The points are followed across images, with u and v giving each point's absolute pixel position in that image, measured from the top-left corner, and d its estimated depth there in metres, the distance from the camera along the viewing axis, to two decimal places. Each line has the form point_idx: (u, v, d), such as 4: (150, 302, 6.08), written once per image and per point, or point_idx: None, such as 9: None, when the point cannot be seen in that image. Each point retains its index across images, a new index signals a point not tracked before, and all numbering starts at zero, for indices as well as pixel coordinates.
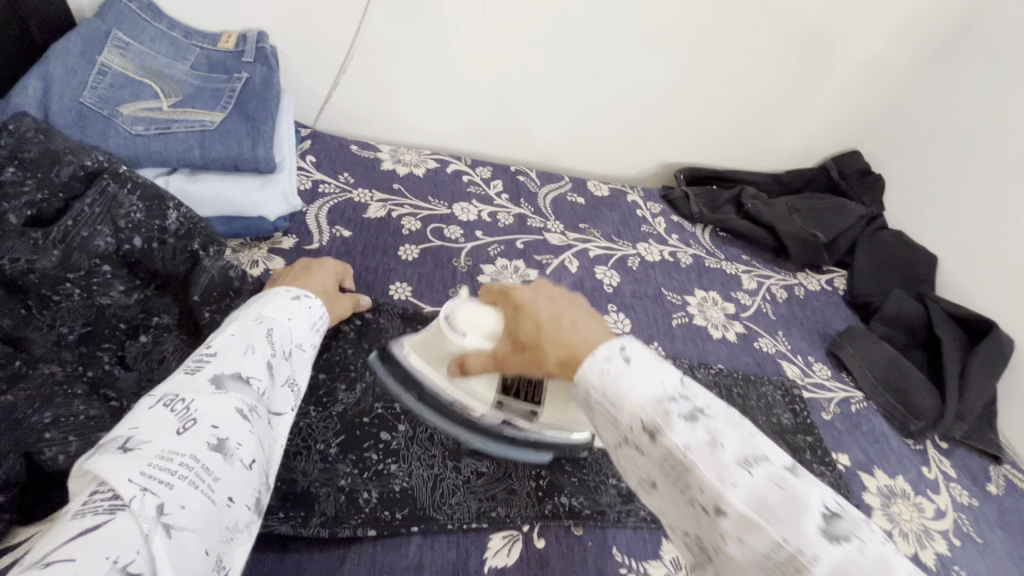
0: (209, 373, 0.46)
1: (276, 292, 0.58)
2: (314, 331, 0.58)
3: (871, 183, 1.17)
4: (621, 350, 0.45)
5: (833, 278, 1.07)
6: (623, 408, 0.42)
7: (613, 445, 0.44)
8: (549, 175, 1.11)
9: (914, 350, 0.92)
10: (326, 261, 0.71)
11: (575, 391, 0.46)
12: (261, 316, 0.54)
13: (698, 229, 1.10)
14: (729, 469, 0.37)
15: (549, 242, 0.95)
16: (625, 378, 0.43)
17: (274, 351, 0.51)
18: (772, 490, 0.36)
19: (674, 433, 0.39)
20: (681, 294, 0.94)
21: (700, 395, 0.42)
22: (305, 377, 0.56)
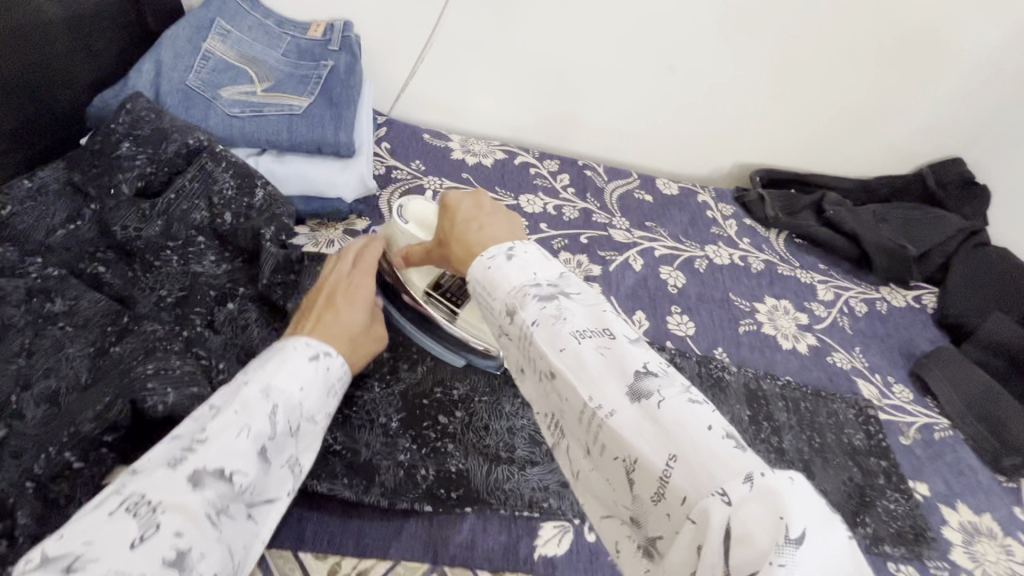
0: (189, 467, 0.41)
1: (295, 346, 0.52)
2: (330, 397, 0.53)
3: (973, 193, 1.07)
4: (535, 275, 0.45)
5: (923, 295, 0.99)
6: (497, 298, 0.45)
7: (523, 378, 0.46)
8: (617, 171, 1.09)
9: (1014, 380, 0.83)
10: (356, 281, 0.62)
11: (503, 339, 0.47)
12: (269, 386, 0.48)
13: (772, 234, 1.04)
14: (608, 394, 0.38)
15: (613, 238, 0.93)
16: (531, 303, 0.43)
17: (273, 432, 0.46)
18: (669, 423, 0.35)
19: (558, 355, 0.40)
20: (750, 300, 0.90)
21: (607, 319, 0.41)
22: (312, 453, 0.50)
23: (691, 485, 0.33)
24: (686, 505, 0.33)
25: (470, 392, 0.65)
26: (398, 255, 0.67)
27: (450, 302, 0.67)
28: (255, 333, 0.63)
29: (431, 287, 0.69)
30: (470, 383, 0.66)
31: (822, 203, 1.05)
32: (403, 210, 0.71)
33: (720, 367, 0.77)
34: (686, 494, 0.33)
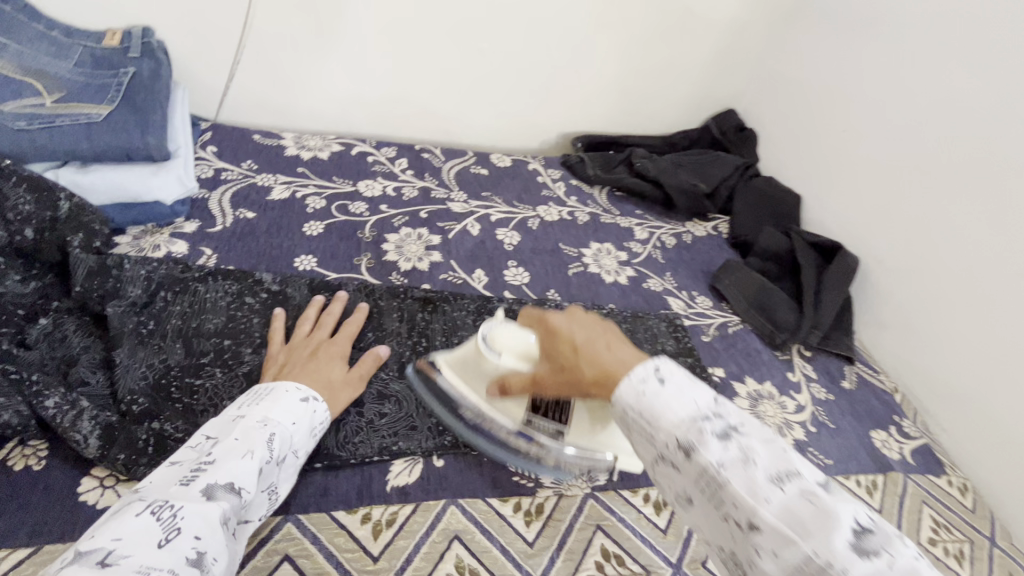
0: (202, 484, 0.46)
1: (286, 390, 0.59)
2: (313, 436, 0.58)
3: (746, 136, 1.30)
4: (698, 404, 0.46)
5: (718, 224, 1.19)
6: (661, 432, 0.46)
7: (686, 508, 0.46)
8: (453, 152, 1.18)
9: (783, 276, 1.04)
10: (332, 341, 0.69)
11: (636, 438, 0.49)
12: (267, 418, 0.54)
13: (596, 190, 1.20)
14: (834, 548, 0.37)
15: (452, 210, 1.01)
16: (711, 442, 0.44)
17: (270, 456, 0.52)
18: (884, 570, 0.36)
19: (764, 504, 0.40)
20: (578, 247, 1.03)
21: (787, 457, 0.43)
22: (289, 484, 0.55)
23: None
24: None
25: None
26: (494, 385, 0.62)
27: (556, 421, 0.61)
28: (75, 342, 0.62)
29: (530, 413, 0.61)
30: None
31: (631, 158, 1.22)
32: (486, 339, 0.63)
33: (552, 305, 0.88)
34: None
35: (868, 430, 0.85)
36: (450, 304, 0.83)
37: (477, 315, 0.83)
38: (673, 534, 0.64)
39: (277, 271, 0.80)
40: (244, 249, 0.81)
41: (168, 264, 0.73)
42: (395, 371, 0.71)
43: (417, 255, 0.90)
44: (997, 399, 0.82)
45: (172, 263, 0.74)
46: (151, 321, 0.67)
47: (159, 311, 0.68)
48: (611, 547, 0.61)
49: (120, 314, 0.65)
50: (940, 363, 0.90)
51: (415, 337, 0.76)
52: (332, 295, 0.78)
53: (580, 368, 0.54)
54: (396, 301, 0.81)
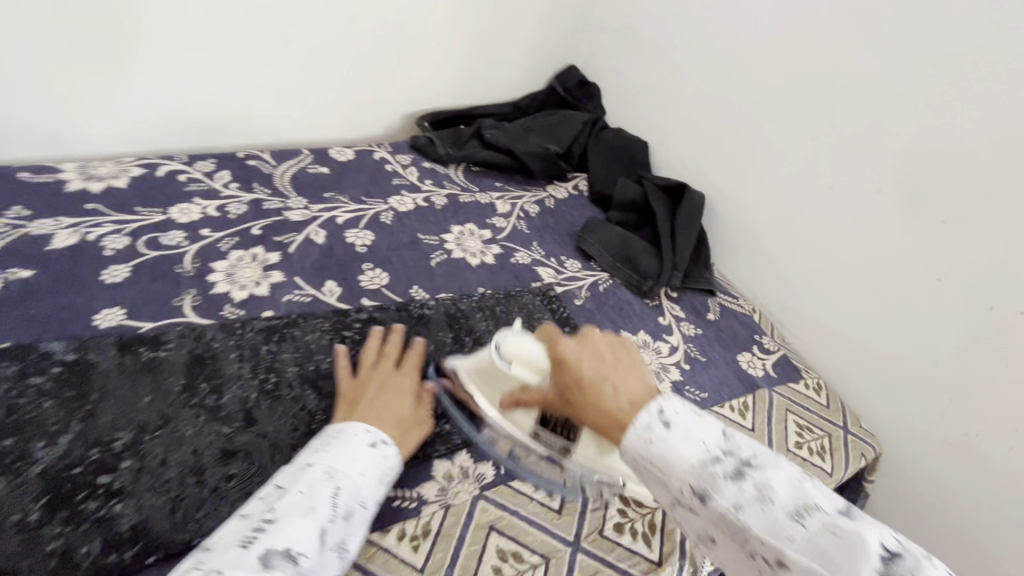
0: (259, 548, 0.42)
1: (354, 433, 0.56)
2: (382, 484, 0.55)
3: (589, 90, 1.30)
4: (705, 443, 0.47)
5: (577, 183, 1.20)
6: (676, 476, 0.46)
7: (710, 547, 0.46)
8: (285, 153, 1.06)
9: (643, 224, 1.07)
10: (397, 372, 0.68)
11: (647, 481, 0.49)
12: (332, 469, 0.51)
13: (451, 169, 1.15)
14: (858, 571, 0.38)
15: (290, 220, 0.91)
16: (726, 485, 0.44)
17: (333, 515, 0.48)
18: (873, 563, 0.38)
19: (788, 543, 0.41)
20: (438, 234, 0.98)
21: (810, 487, 0.43)
22: (358, 541, 0.50)
23: None
24: None
25: (137, 435, 0.58)
26: (506, 398, 0.66)
27: (562, 439, 0.64)
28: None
29: (537, 427, 0.66)
30: (137, 425, 0.59)
31: (481, 130, 1.18)
32: (499, 349, 0.66)
33: (418, 305, 0.83)
34: None
35: (736, 355, 0.91)
36: (301, 326, 0.75)
37: (334, 332, 0.76)
38: (568, 512, 0.64)
39: (74, 336, 0.66)
40: (20, 319, 0.66)
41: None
42: (242, 420, 0.63)
43: (254, 279, 0.80)
44: (834, 299, 0.92)
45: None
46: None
47: None
48: (507, 547, 0.60)
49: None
50: (786, 278, 0.98)
51: (261, 376, 0.68)
52: (149, 349, 0.66)
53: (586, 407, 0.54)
54: (234, 338, 0.71)
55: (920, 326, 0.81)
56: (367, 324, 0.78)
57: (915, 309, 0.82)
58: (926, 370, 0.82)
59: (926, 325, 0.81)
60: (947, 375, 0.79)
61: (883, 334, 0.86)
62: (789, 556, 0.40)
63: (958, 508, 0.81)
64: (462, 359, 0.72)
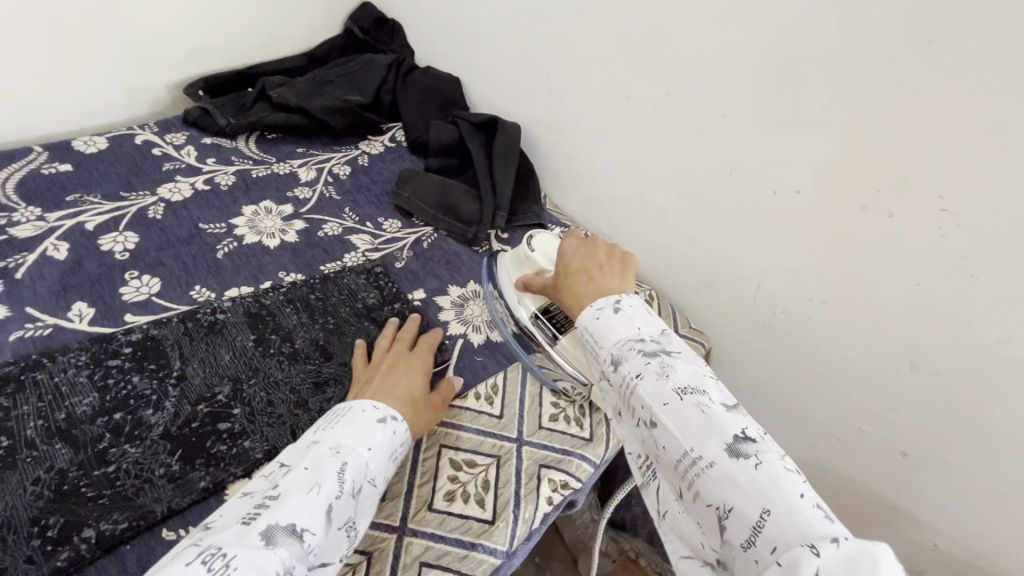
0: (263, 524, 0.43)
1: (361, 410, 0.57)
2: (391, 463, 0.56)
3: (389, 27, 1.17)
4: (639, 330, 0.52)
5: (394, 134, 1.09)
6: (605, 346, 0.53)
7: (620, 419, 0.52)
8: (7, 154, 0.85)
9: (464, 167, 1.00)
10: (412, 355, 0.69)
11: (587, 348, 0.56)
12: (340, 445, 0.52)
13: (240, 141, 0.99)
14: (710, 449, 0.43)
15: (18, 237, 0.74)
16: (637, 357, 0.50)
17: (341, 491, 0.48)
18: (753, 476, 0.41)
19: (662, 407, 0.46)
20: (226, 220, 0.85)
21: (711, 380, 0.48)
22: (365, 519, 0.51)
23: (783, 537, 0.38)
24: (778, 555, 0.38)
25: None
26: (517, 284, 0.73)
27: (555, 328, 0.72)
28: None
29: (542, 311, 0.73)
30: None
31: (266, 91, 1.02)
32: (530, 240, 0.76)
33: (210, 309, 0.71)
34: (778, 544, 0.38)
35: None
36: (42, 369, 0.61)
37: (95, 365, 0.63)
38: (392, 498, 0.59)
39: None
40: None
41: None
42: None
43: None
44: (654, 209, 0.90)
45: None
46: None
47: None
48: None
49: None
50: (610, 195, 0.96)
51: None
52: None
53: (567, 286, 0.62)
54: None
55: (723, 219, 0.82)
56: (143, 348, 0.66)
57: (715, 204, 0.82)
58: (736, 261, 0.84)
59: (727, 217, 0.82)
60: (752, 262, 0.81)
61: (696, 234, 0.86)
62: (672, 446, 0.45)
63: (781, 381, 0.86)
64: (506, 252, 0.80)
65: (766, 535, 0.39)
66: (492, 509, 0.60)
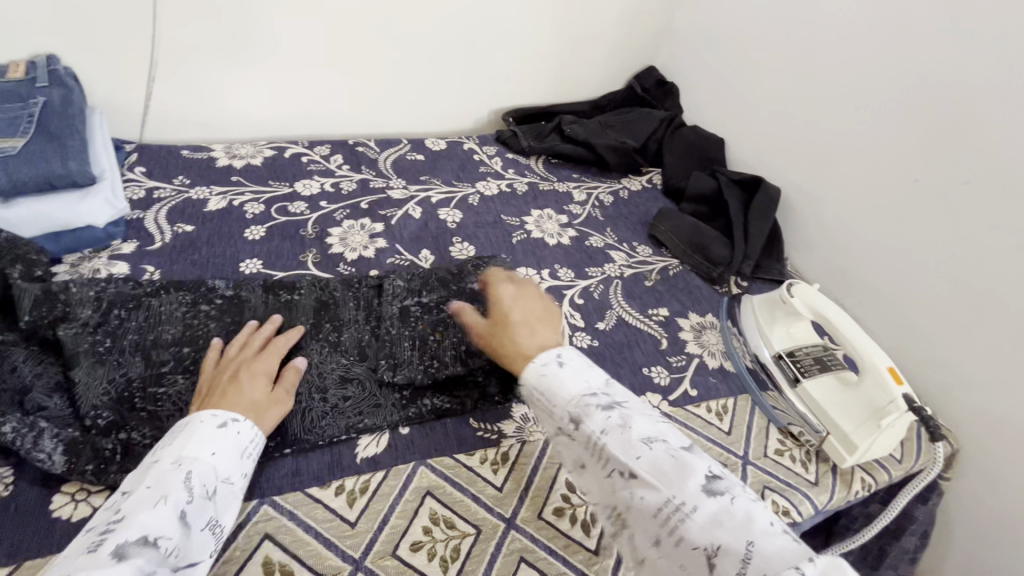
0: (112, 545, 0.41)
1: (200, 419, 0.54)
2: (244, 459, 0.55)
3: (668, 90, 1.36)
4: (591, 385, 0.57)
5: (652, 177, 1.25)
6: (560, 406, 0.57)
7: (582, 472, 0.57)
8: (387, 142, 1.20)
9: (716, 216, 1.10)
10: (256, 359, 0.66)
11: (538, 410, 0.59)
12: (180, 457, 0.50)
13: (532, 160, 1.24)
14: (688, 491, 0.48)
15: (392, 197, 1.04)
16: (597, 415, 0.54)
17: (191, 496, 0.47)
18: (733, 513, 0.46)
19: (635, 459, 0.51)
20: (519, 216, 1.07)
21: (664, 428, 0.53)
22: (230, 514, 0.51)
23: (770, 564, 0.43)
24: None
25: None
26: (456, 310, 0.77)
27: (796, 371, 0.80)
28: (34, 370, 0.63)
29: (783, 353, 0.82)
30: None
31: (561, 125, 1.26)
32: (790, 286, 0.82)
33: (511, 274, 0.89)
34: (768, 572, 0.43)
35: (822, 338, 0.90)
36: (404, 281, 0.82)
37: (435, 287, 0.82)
38: None
39: (229, 276, 0.80)
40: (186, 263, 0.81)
41: (117, 283, 0.74)
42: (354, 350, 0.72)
43: (362, 243, 0.92)
44: (918, 295, 0.89)
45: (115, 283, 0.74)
46: (107, 338, 0.68)
47: (114, 328, 0.69)
48: None
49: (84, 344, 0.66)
50: (862, 271, 0.98)
51: (370, 320, 0.76)
52: (287, 292, 0.78)
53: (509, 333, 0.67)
54: (350, 289, 0.80)
55: (1003, 323, 0.78)
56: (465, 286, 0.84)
57: (999, 304, 0.78)
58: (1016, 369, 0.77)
59: (1010, 322, 0.77)
60: None
61: (966, 331, 0.83)
62: (649, 491, 0.50)
63: None
64: (755, 296, 0.90)
65: (755, 567, 0.43)
66: None
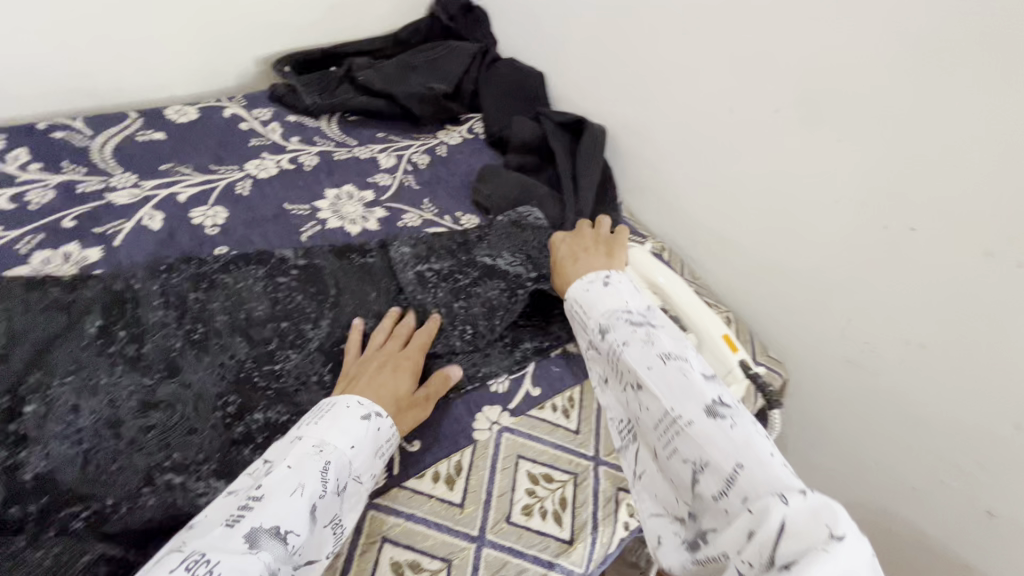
0: (247, 526, 0.45)
1: (349, 405, 0.57)
2: (376, 458, 0.56)
3: (475, 12, 1.13)
4: (627, 305, 0.62)
5: (472, 125, 1.07)
6: (593, 318, 0.62)
7: (604, 388, 0.62)
8: (106, 118, 0.87)
9: (544, 168, 0.97)
10: (401, 352, 0.67)
11: (575, 322, 0.66)
12: (323, 443, 0.53)
13: (324, 122, 0.99)
14: (689, 409, 0.50)
15: (115, 202, 0.75)
16: (625, 326, 0.59)
17: (324, 490, 0.50)
18: (727, 434, 0.47)
19: (647, 370, 0.54)
20: (310, 202, 0.84)
21: (689, 352, 0.56)
22: (353, 516, 0.53)
23: (753, 487, 0.43)
24: (749, 504, 0.43)
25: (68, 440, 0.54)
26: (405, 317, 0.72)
27: None
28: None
29: None
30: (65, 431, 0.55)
31: (352, 73, 1.02)
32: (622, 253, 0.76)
33: (359, 254, 0.77)
34: (747, 495, 0.43)
35: None
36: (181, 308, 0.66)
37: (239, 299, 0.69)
38: (471, 504, 0.59)
39: None
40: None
41: None
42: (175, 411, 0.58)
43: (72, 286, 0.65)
44: (754, 234, 0.79)
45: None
46: None
47: None
48: (403, 557, 0.55)
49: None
50: (698, 211, 0.87)
51: (187, 326, 0.64)
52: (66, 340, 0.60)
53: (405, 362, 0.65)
54: (157, 280, 0.67)
55: (837, 256, 0.69)
56: (307, 271, 0.74)
57: (828, 235, 0.70)
58: (853, 308, 0.69)
59: (843, 254, 0.69)
60: (876, 315, 0.67)
61: (804, 270, 0.74)
62: (662, 403, 0.52)
63: (899, 459, 0.71)
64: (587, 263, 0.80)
65: (738, 488, 0.44)
66: (570, 527, 0.59)
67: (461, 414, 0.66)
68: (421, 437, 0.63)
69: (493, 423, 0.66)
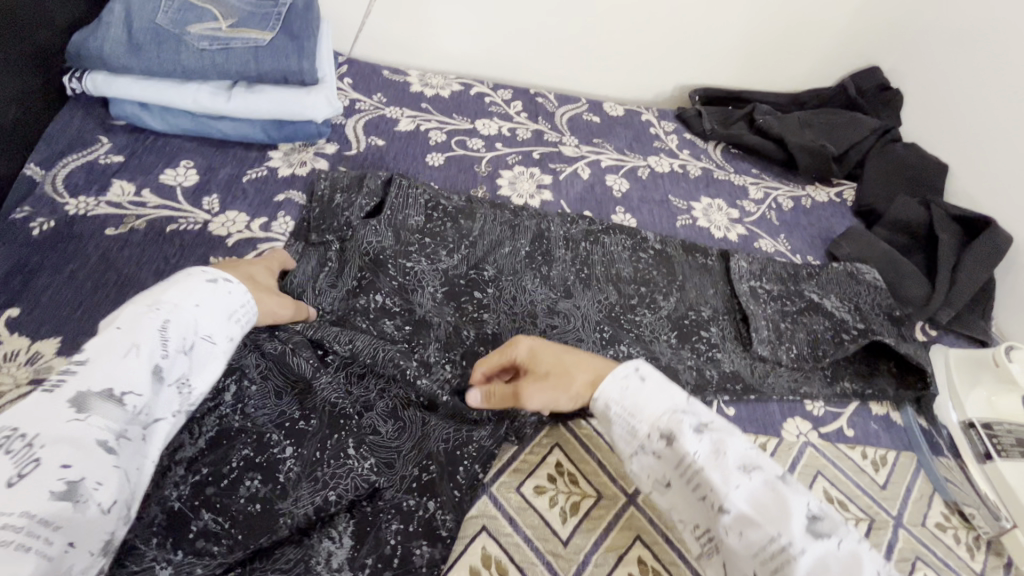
0: (70, 393, 0.41)
1: (188, 273, 0.54)
2: (230, 321, 0.54)
3: (888, 98, 1.18)
4: (674, 403, 0.49)
5: (843, 191, 1.11)
6: (641, 421, 0.49)
7: (664, 490, 0.49)
8: (567, 98, 1.18)
9: (914, 251, 0.96)
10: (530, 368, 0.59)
11: (615, 428, 0.52)
12: (153, 306, 0.49)
13: (710, 145, 1.15)
14: (791, 533, 0.40)
15: (564, 153, 1.03)
16: (688, 435, 0.47)
17: (164, 351, 0.47)
18: (839, 558, 0.40)
19: (731, 488, 0.43)
20: (688, 200, 1.01)
21: (757, 454, 0.46)
22: (206, 376, 0.51)
23: None
24: None
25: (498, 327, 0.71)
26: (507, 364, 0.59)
27: (988, 448, 0.71)
28: (322, 229, 0.74)
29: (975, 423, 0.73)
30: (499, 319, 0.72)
31: (754, 114, 1.16)
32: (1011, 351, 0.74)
33: (704, 254, 0.87)
34: None
35: None
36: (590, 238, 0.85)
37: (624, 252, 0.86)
38: None
39: (430, 201, 0.82)
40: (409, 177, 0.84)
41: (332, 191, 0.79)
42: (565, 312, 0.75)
43: (529, 195, 0.93)
44: None
45: (376, 181, 0.80)
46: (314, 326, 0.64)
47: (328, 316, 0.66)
48: None
49: (350, 245, 0.73)
50: None
51: (579, 265, 0.81)
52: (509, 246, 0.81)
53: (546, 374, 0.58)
54: (565, 227, 0.86)
55: None
56: (662, 255, 0.86)
57: None
58: None
59: None
60: None
61: None
62: (730, 504, 0.43)
63: None
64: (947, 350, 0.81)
65: None
66: None
67: (775, 412, 0.72)
68: (737, 408, 0.71)
69: (802, 433, 0.71)
